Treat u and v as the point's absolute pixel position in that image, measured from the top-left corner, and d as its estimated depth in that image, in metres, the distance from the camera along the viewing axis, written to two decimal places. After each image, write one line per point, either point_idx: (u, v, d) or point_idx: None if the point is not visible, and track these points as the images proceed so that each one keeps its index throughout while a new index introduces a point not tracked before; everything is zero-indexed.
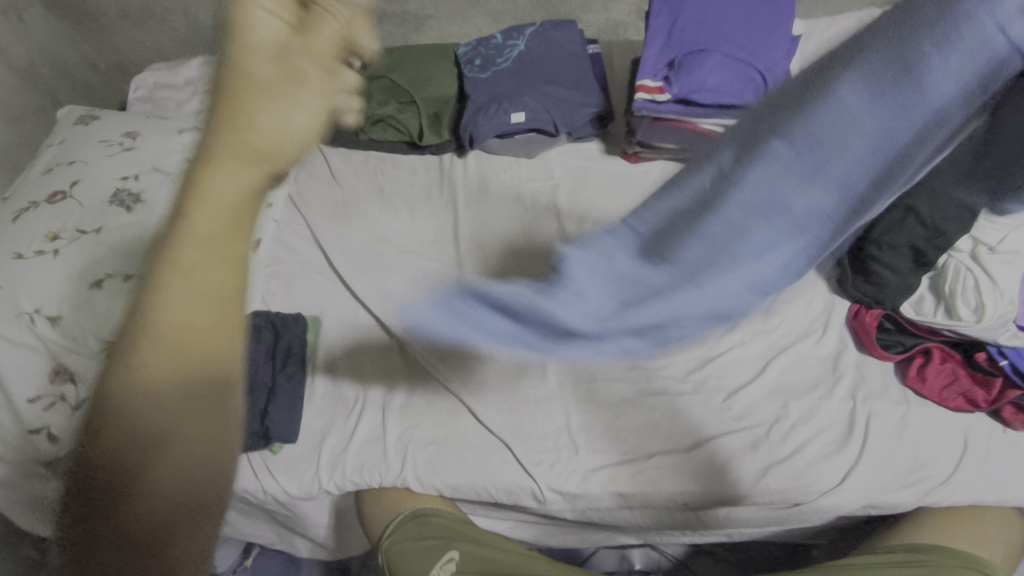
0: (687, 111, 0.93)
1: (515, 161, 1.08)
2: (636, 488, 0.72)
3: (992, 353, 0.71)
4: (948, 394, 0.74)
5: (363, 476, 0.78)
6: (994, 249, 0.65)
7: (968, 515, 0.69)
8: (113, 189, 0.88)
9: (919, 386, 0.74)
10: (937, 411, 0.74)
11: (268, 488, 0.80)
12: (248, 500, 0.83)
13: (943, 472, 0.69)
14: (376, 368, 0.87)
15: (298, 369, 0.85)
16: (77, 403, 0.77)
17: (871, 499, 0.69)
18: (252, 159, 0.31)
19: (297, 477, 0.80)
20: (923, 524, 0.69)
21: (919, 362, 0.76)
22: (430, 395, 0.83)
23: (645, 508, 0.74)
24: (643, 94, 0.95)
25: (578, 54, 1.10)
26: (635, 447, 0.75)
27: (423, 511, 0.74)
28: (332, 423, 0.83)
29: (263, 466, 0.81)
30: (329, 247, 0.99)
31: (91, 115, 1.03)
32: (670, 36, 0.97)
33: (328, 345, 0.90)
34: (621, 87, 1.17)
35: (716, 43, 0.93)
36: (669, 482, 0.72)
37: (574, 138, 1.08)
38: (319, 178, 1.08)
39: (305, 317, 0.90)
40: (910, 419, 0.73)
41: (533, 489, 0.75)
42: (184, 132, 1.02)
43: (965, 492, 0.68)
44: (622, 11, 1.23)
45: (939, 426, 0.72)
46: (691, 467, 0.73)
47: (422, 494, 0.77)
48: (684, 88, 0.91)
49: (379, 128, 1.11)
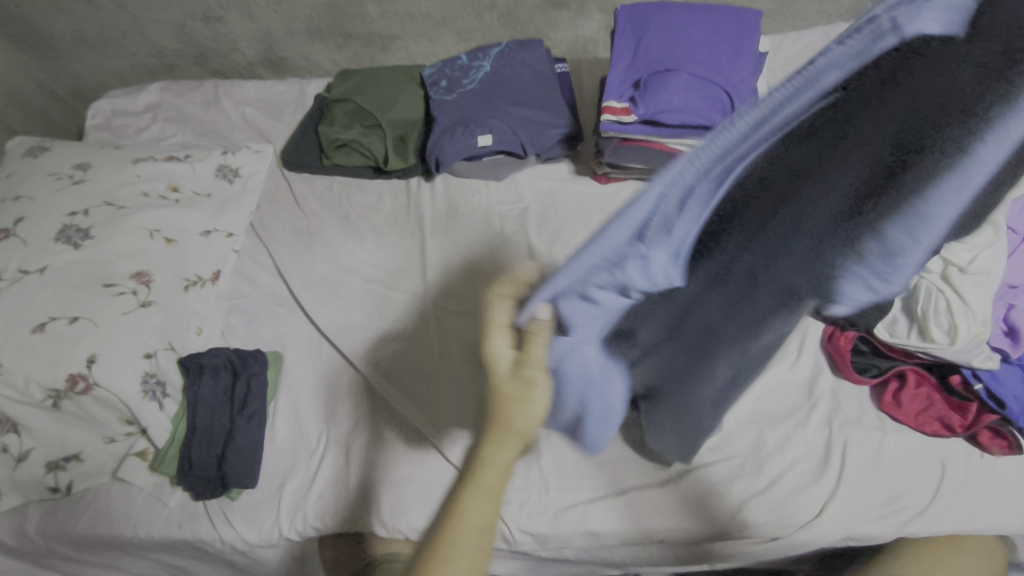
0: (656, 131, 0.90)
1: (484, 183, 1.05)
2: (610, 526, 0.70)
3: (966, 376, 0.69)
4: (923, 419, 0.72)
5: (325, 521, 0.75)
6: (965, 270, 0.65)
7: (948, 547, 0.67)
8: (60, 226, 0.84)
9: (895, 412, 0.73)
10: (914, 436, 0.72)
11: (225, 538, 0.76)
12: (206, 550, 0.79)
13: (920, 501, 0.68)
14: (339, 405, 0.83)
15: (258, 410, 0.81)
16: (20, 455, 0.75)
17: (850, 531, 0.67)
18: (503, 440, 0.50)
19: (256, 524, 0.76)
20: (902, 556, 0.67)
21: (894, 386, 0.74)
22: (395, 433, 0.80)
23: (621, 546, 0.71)
24: (608, 115, 0.91)
25: (545, 74, 1.09)
26: (610, 481, 0.73)
27: (388, 558, 0.71)
28: (294, 465, 0.80)
29: (221, 514, 0.77)
30: (291, 278, 0.95)
31: (40, 147, 0.99)
32: (635, 54, 0.94)
33: (290, 383, 0.87)
34: (590, 105, 1.16)
35: (681, 62, 0.91)
36: (643, 519, 0.70)
37: (543, 159, 1.05)
38: (283, 207, 1.05)
39: (265, 354, 0.86)
40: (886, 446, 0.71)
41: (503, 531, 0.72)
42: (138, 162, 0.98)
43: (944, 521, 0.67)
44: (590, 29, 1.22)
45: (916, 453, 0.71)
46: (665, 502, 0.71)
47: (388, 538, 0.74)
48: (650, 108, 0.89)
49: (343, 152, 1.07)
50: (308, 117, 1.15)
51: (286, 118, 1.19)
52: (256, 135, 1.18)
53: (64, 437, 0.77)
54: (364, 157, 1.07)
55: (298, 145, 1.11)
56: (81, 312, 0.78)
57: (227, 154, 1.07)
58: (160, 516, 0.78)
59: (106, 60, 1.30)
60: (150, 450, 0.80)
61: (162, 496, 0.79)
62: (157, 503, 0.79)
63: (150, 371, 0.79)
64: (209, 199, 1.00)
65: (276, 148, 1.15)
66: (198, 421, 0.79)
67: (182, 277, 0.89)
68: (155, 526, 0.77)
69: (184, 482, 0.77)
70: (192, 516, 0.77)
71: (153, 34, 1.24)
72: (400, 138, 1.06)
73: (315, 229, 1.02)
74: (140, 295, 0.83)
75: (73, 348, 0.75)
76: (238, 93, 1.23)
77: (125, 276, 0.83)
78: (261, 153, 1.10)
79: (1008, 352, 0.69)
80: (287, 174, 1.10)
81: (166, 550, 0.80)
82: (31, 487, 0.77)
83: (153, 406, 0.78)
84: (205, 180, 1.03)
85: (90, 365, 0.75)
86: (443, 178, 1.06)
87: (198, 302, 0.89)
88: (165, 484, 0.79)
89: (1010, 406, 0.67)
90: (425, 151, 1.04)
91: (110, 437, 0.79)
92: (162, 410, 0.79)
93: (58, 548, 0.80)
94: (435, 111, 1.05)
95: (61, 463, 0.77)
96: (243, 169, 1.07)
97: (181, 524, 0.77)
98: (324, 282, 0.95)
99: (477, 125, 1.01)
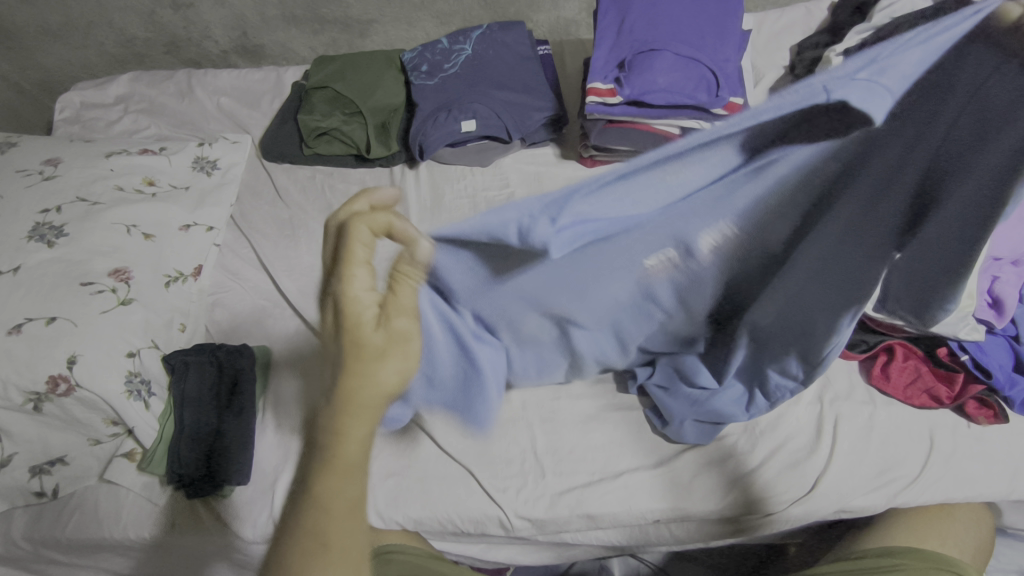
0: (641, 112, 0.89)
1: (469, 169, 1.04)
2: (606, 509, 0.70)
3: (953, 348, 0.70)
4: (911, 391, 0.73)
5: None
6: None
7: (937, 514, 0.69)
8: (32, 224, 0.82)
9: (883, 385, 0.74)
10: (902, 408, 0.73)
11: (219, 535, 0.75)
12: (200, 549, 0.78)
13: (910, 472, 0.69)
14: None
15: (246, 404, 0.80)
16: (2, 460, 0.74)
17: (847, 501, 0.68)
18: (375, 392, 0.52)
19: (250, 521, 0.75)
20: (895, 525, 0.68)
21: (882, 360, 0.74)
22: None
23: (619, 527, 0.72)
24: (593, 98, 0.90)
25: (527, 57, 1.07)
26: (605, 464, 0.73)
27: (386, 548, 0.70)
28: (286, 460, 0.79)
29: (214, 511, 0.76)
30: (276, 270, 0.93)
31: (7, 142, 0.96)
32: (619, 35, 0.93)
33: (277, 377, 0.85)
34: (574, 87, 1.14)
35: (665, 42, 0.90)
36: (641, 499, 0.70)
37: (528, 143, 1.04)
38: (264, 199, 1.03)
39: (252, 349, 0.84)
40: (876, 419, 0.72)
41: (500, 517, 0.72)
42: (111, 156, 0.95)
43: (934, 491, 0.68)
44: (572, 9, 1.20)
45: (904, 425, 0.72)
46: (661, 483, 0.71)
47: (384, 530, 0.74)
48: (635, 90, 0.88)
49: (324, 141, 1.05)
50: (286, 105, 1.12)
51: (263, 106, 1.16)
52: (233, 125, 1.15)
53: (46, 440, 0.74)
54: (346, 146, 1.05)
55: (277, 134, 1.08)
56: (59, 312, 0.76)
57: (203, 145, 1.04)
58: (150, 516, 0.76)
59: (72, 51, 1.25)
60: (139, 450, 0.79)
61: (152, 496, 0.77)
62: (146, 504, 0.77)
63: (133, 370, 0.77)
64: (187, 192, 0.96)
65: (255, 138, 1.12)
66: (186, 419, 0.77)
67: (161, 273, 0.86)
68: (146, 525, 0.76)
69: (174, 482, 0.75)
70: (184, 515, 0.76)
71: (120, 22, 1.20)
72: (382, 125, 1.04)
73: (298, 219, 1.00)
74: (119, 292, 0.80)
75: (52, 350, 0.73)
76: (212, 82, 1.19)
77: (102, 274, 0.80)
78: (239, 143, 1.07)
79: (993, 323, 0.70)
80: (267, 164, 1.08)
81: (159, 550, 0.79)
82: (16, 492, 0.75)
83: (138, 406, 0.77)
84: (182, 172, 1.00)
85: (71, 366, 0.73)
86: (428, 165, 1.05)
87: (179, 296, 0.86)
88: (154, 484, 0.78)
89: (995, 375, 0.68)
90: (408, 138, 1.03)
91: (96, 439, 0.77)
92: (148, 409, 0.77)
93: (48, 553, 0.78)
94: (417, 97, 1.03)
95: (46, 467, 0.75)
96: (220, 160, 1.03)
97: (174, 524, 0.76)
98: (310, 274, 0.93)
99: (459, 110, 0.99)
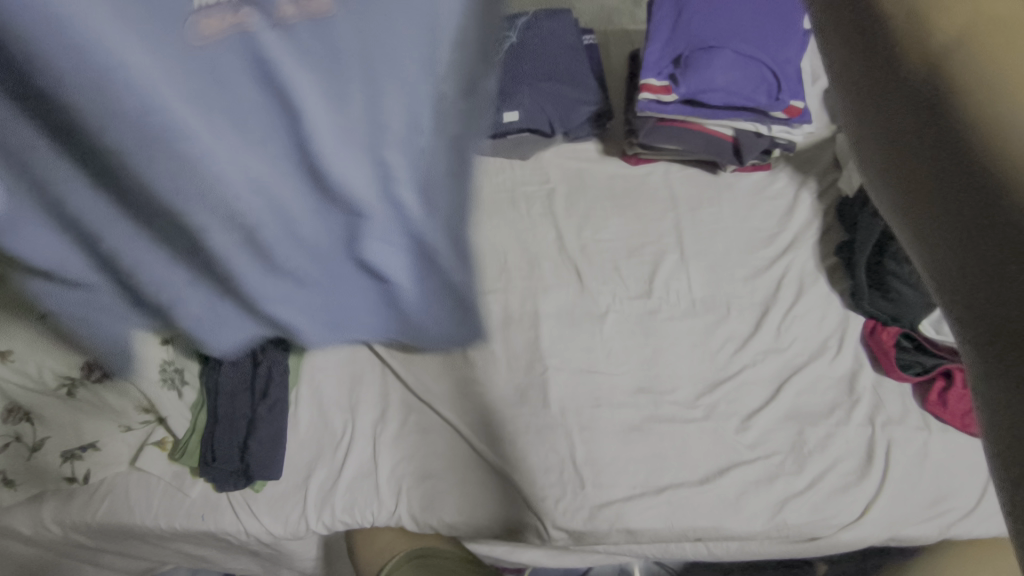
0: (696, 112, 0.87)
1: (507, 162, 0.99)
2: (649, 525, 0.68)
3: None
4: (970, 419, 0.71)
5: (354, 515, 0.73)
6: None
7: (988, 547, 0.67)
8: None
9: (940, 411, 0.71)
10: (959, 436, 0.71)
11: (251, 530, 0.74)
12: (229, 541, 0.77)
13: (966, 504, 0.67)
14: (364, 395, 0.81)
15: (280, 399, 0.78)
16: (33, 445, 0.71)
17: (887, 530, 0.67)
18: None
19: (282, 519, 0.74)
20: (946, 558, 0.67)
21: (941, 384, 0.72)
22: (423, 425, 0.77)
23: (658, 543, 0.70)
24: (646, 94, 0.86)
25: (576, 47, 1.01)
26: (650, 478, 0.71)
27: (423, 551, 0.72)
28: (319, 457, 0.77)
29: (244, 506, 0.75)
30: None
31: None
32: (675, 27, 0.89)
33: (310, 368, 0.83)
34: (620, 80, 1.10)
35: (725, 38, 0.86)
36: (687, 515, 0.69)
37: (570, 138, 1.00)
38: None
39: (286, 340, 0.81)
40: (932, 446, 0.70)
41: (538, 527, 0.70)
42: None
43: (989, 524, 0.66)
44: None
45: (961, 454, 0.70)
46: (706, 501, 0.69)
47: (418, 531, 0.74)
48: (689, 87, 0.85)
49: None
50: None
51: None
52: None
53: (78, 426, 0.72)
54: None
55: None
56: None
57: None
58: (183, 507, 0.76)
59: None
60: (173, 439, 0.78)
61: (183, 486, 0.76)
62: (177, 494, 0.76)
63: (167, 358, 0.73)
64: None
65: None
66: (220, 410, 0.75)
67: None
68: (178, 518, 0.75)
69: (206, 474, 0.75)
70: (214, 508, 0.75)
71: None
72: None
73: None
74: None
75: None
76: None
77: None
78: None
79: None
80: None
81: (186, 540, 0.79)
82: (46, 477, 0.74)
83: (173, 395, 0.75)
84: None
85: (101, 359, 0.70)
86: None
87: None
88: (185, 475, 0.77)
89: None
90: None
91: (127, 426, 0.76)
92: (182, 399, 0.76)
93: (75, 538, 0.78)
94: None
95: (77, 453, 0.74)
96: None
97: (206, 517, 0.75)
98: None
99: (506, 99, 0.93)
